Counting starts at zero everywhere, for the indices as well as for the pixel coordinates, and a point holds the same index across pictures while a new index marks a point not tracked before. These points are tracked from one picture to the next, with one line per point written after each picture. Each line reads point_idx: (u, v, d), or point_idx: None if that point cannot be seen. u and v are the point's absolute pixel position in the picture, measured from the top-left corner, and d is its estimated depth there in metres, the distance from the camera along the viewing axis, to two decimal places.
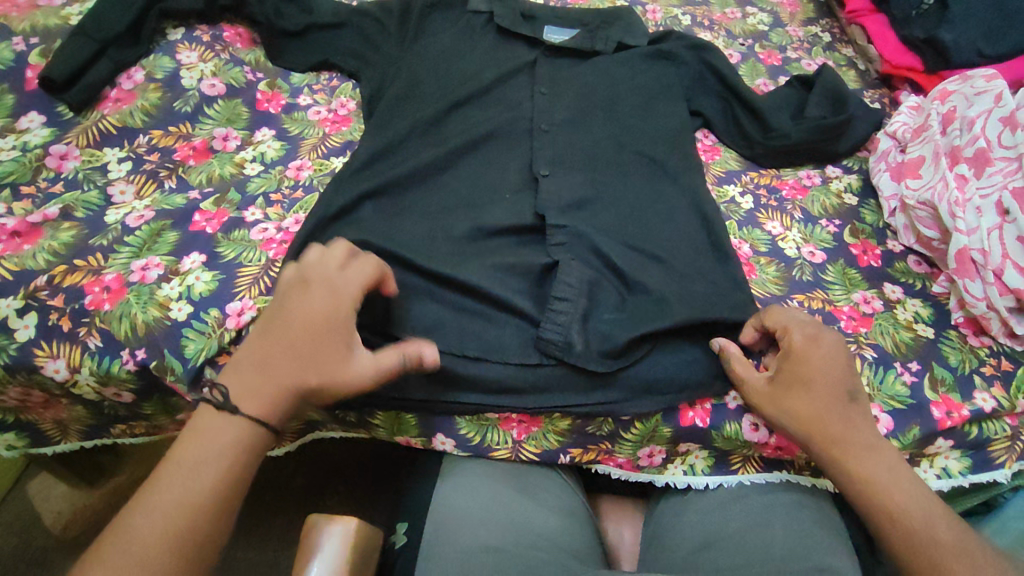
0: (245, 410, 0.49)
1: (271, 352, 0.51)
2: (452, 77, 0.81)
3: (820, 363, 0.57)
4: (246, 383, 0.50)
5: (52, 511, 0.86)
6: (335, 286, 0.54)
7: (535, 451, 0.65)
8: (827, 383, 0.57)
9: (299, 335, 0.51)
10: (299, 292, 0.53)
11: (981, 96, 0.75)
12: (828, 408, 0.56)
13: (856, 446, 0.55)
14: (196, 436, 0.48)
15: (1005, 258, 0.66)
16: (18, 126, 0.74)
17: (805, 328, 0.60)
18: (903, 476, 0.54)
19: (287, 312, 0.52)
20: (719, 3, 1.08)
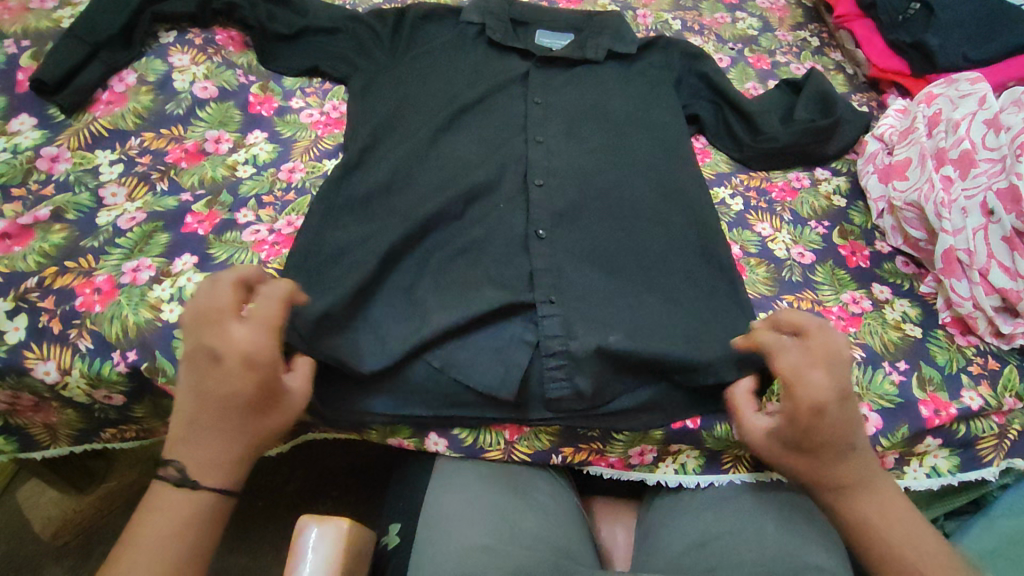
0: (205, 483, 0.50)
1: (207, 425, 0.51)
2: (445, 81, 0.82)
3: (824, 427, 0.53)
4: (199, 455, 0.51)
5: (41, 517, 0.85)
6: (242, 344, 0.50)
7: (527, 451, 0.65)
8: (829, 439, 0.53)
9: (223, 409, 0.50)
10: (209, 361, 0.50)
11: (966, 99, 0.78)
12: (829, 458, 0.54)
13: (851, 491, 0.55)
14: (156, 509, 0.49)
15: (991, 258, 0.68)
16: (9, 128, 0.74)
17: (819, 390, 0.53)
18: (897, 509, 0.54)
19: (207, 387, 0.50)
20: (709, 8, 1.09)
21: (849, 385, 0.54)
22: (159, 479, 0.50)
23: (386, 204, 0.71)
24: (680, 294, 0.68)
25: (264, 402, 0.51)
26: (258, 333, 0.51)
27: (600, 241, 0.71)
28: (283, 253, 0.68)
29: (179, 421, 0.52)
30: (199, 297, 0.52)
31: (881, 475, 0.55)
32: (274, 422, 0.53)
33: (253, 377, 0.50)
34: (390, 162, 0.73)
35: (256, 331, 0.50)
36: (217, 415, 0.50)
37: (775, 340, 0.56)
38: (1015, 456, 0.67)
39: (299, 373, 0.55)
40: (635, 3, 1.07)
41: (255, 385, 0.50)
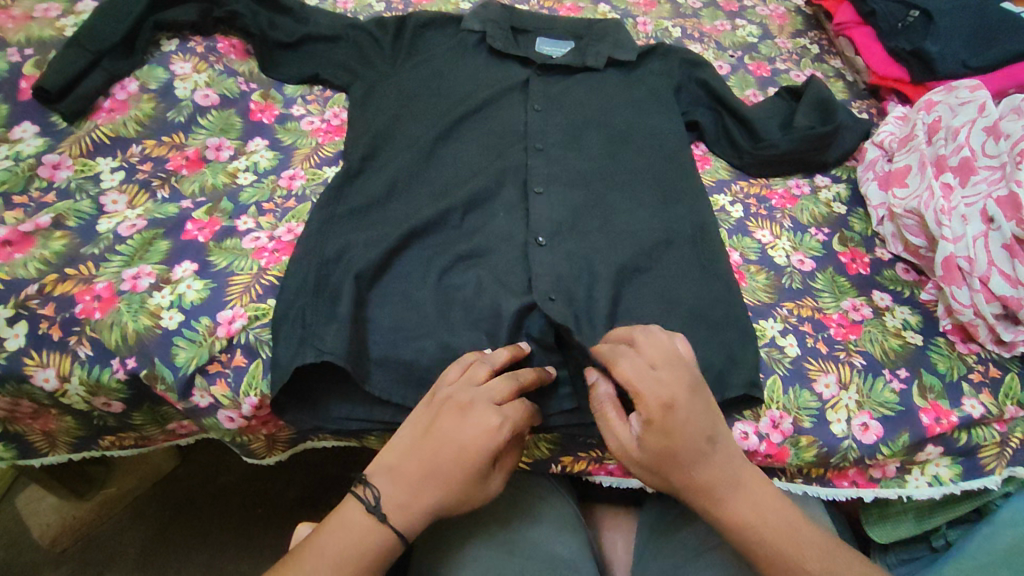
0: (392, 522, 0.51)
1: (415, 468, 0.51)
2: (446, 89, 0.82)
3: (680, 425, 0.52)
4: (396, 495, 0.51)
5: (41, 523, 0.84)
6: (491, 417, 0.51)
7: (526, 461, 0.64)
8: (685, 449, 0.52)
9: (452, 461, 0.50)
10: (455, 417, 0.51)
11: (965, 106, 0.77)
12: (688, 469, 0.53)
13: (721, 489, 0.54)
14: (343, 522, 0.51)
15: (991, 266, 0.67)
16: (11, 136, 0.74)
17: (662, 386, 0.52)
18: (755, 496, 0.54)
19: (438, 440, 0.51)
20: (709, 15, 1.10)
21: (694, 379, 0.54)
22: (353, 496, 0.52)
23: (386, 212, 0.72)
24: (680, 301, 0.68)
25: (483, 469, 0.51)
26: (513, 413, 0.52)
27: (600, 248, 0.70)
28: (282, 260, 0.68)
29: (391, 452, 0.53)
30: (480, 365, 0.55)
31: (743, 467, 0.55)
32: (471, 493, 0.51)
33: (490, 443, 0.51)
34: (390, 170, 0.74)
35: (510, 415, 0.52)
36: (429, 467, 0.51)
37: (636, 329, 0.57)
38: (1017, 465, 0.66)
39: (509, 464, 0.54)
40: (635, 11, 1.07)
41: (470, 453, 0.50)
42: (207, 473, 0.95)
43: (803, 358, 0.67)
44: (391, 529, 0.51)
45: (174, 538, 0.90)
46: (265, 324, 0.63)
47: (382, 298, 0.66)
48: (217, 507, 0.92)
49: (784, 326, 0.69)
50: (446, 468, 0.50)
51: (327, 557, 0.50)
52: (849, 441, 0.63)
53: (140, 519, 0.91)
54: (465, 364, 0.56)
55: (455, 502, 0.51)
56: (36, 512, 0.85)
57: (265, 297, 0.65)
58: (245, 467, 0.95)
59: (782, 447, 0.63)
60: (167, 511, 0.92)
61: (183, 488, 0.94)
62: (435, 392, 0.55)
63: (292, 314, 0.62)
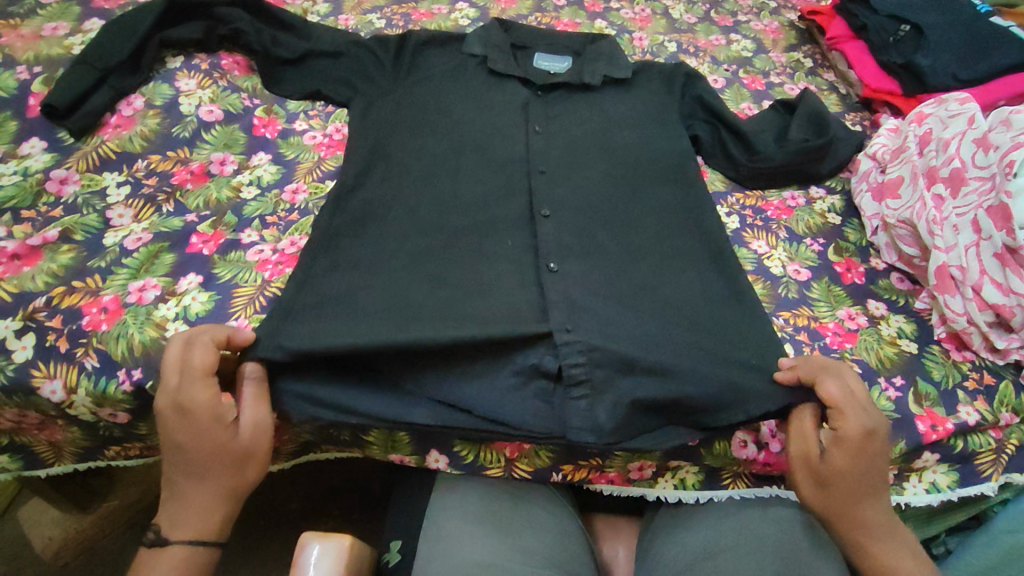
0: (178, 537, 0.55)
1: (172, 475, 0.56)
2: (446, 104, 0.84)
3: (870, 457, 0.56)
4: (170, 512, 0.55)
5: (44, 536, 0.85)
6: (178, 402, 0.54)
7: (527, 469, 0.65)
8: (866, 481, 0.57)
9: (178, 463, 0.55)
10: (165, 426, 0.55)
11: (955, 118, 0.79)
12: (862, 501, 0.57)
13: (878, 529, 0.57)
14: (142, 565, 0.54)
15: (982, 275, 0.69)
16: (19, 152, 0.75)
17: (867, 417, 0.57)
18: (902, 542, 0.58)
19: (169, 437, 0.55)
20: (703, 31, 1.12)
21: (883, 424, 0.59)
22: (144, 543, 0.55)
23: (387, 224, 0.73)
24: (676, 313, 0.69)
25: (217, 446, 0.54)
26: (185, 381, 0.55)
27: (598, 258, 0.72)
28: (286, 272, 0.69)
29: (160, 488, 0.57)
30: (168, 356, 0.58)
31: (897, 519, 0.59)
32: (221, 457, 0.55)
33: (204, 423, 0.54)
34: (391, 186, 0.75)
35: (195, 382, 0.55)
36: (174, 465, 0.55)
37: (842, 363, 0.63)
38: (1013, 471, 0.67)
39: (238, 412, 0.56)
40: (631, 27, 1.09)
41: (192, 437, 0.54)
42: None
43: None
44: (178, 544, 0.54)
45: None
46: None
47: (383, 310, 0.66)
48: None
49: (781, 335, 0.70)
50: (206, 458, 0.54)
51: None
52: None
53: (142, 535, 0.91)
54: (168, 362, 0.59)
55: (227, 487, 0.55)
56: (37, 524, 0.85)
57: (269, 309, 0.66)
58: None
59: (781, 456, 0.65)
60: None
61: None
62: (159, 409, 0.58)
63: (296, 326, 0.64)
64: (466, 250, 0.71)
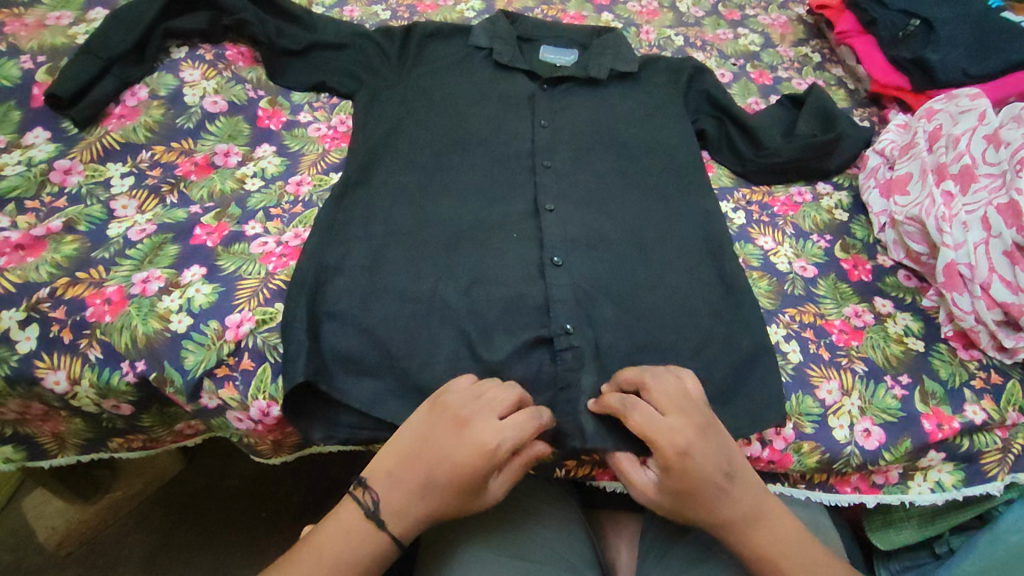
0: (390, 528, 0.53)
1: (408, 472, 0.53)
2: (451, 97, 0.83)
3: (700, 470, 0.53)
4: (391, 501, 0.53)
5: (46, 526, 0.85)
6: (479, 435, 0.52)
7: (530, 464, 0.64)
8: (705, 487, 0.53)
9: (445, 476, 0.52)
10: (452, 433, 0.53)
11: (966, 114, 0.78)
12: (710, 505, 0.54)
13: (739, 524, 0.55)
14: (336, 523, 0.53)
15: (992, 272, 0.68)
16: (23, 141, 0.75)
17: (678, 432, 0.53)
18: (775, 524, 0.56)
19: (443, 447, 0.53)
20: (711, 24, 1.11)
21: (704, 419, 0.55)
22: (353, 498, 0.54)
23: (390, 218, 0.72)
24: (681, 310, 0.69)
25: (471, 487, 0.52)
26: (510, 426, 0.53)
27: (603, 254, 0.71)
28: (290, 265, 0.69)
29: (388, 456, 0.55)
30: (482, 378, 0.57)
31: (766, 499, 0.56)
32: (472, 503, 0.53)
33: (482, 464, 0.51)
34: (395, 180, 0.75)
35: (508, 430, 0.52)
36: (432, 477, 0.52)
37: (625, 398, 0.57)
38: (1019, 471, 0.66)
39: (509, 473, 0.54)
40: (638, 20, 1.08)
41: (458, 461, 0.52)
42: (213, 476, 0.96)
43: (805, 364, 0.68)
44: (389, 535, 0.53)
45: (177, 543, 0.90)
46: (273, 328, 0.64)
47: (387, 304, 0.66)
48: (219, 511, 0.93)
49: (787, 332, 0.70)
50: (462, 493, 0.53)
51: (323, 555, 0.52)
52: (852, 447, 0.64)
53: (145, 524, 0.91)
54: (471, 377, 0.58)
55: (450, 511, 0.53)
56: (41, 516, 0.86)
57: (272, 301, 0.66)
58: (248, 471, 0.96)
59: (785, 453, 0.64)
60: (172, 514, 0.92)
61: (187, 492, 0.94)
62: (438, 399, 0.56)
63: (299, 319, 0.63)
64: (470, 245, 0.70)
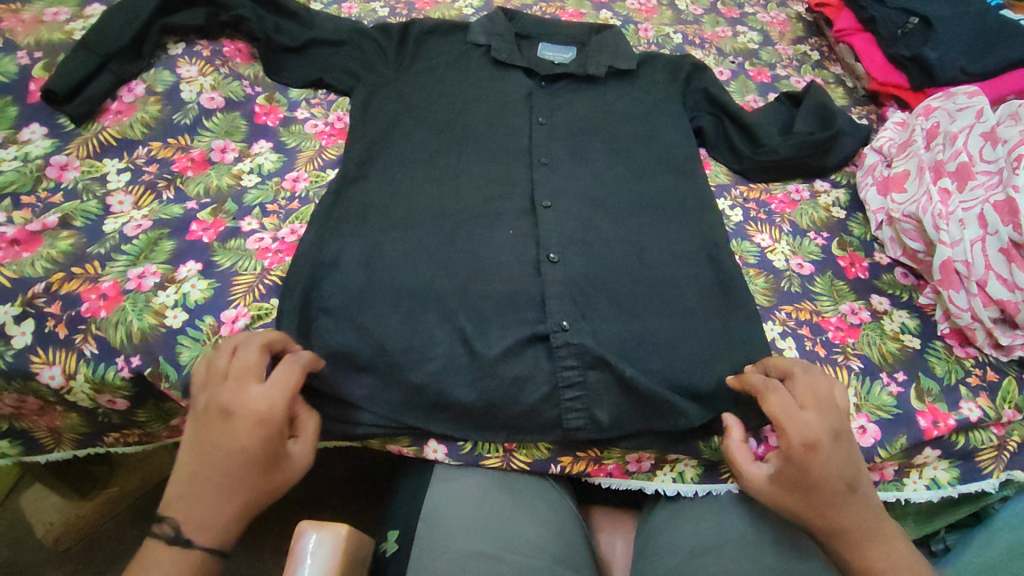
0: (200, 542, 0.50)
1: (207, 479, 0.51)
2: (448, 94, 0.83)
3: (823, 467, 0.54)
4: (197, 514, 0.50)
5: (44, 522, 0.84)
6: (247, 408, 0.51)
7: (526, 460, 0.65)
8: (827, 488, 0.54)
9: (234, 464, 0.50)
10: (217, 424, 0.51)
11: (963, 112, 0.78)
12: (828, 509, 0.54)
13: (856, 536, 0.54)
14: (146, 564, 0.49)
15: (988, 270, 0.67)
16: (20, 137, 0.75)
17: (809, 428, 0.55)
18: (893, 546, 0.54)
19: (217, 439, 0.51)
20: (709, 22, 1.11)
21: (840, 424, 0.57)
22: (152, 537, 0.50)
23: (387, 214, 0.72)
24: (677, 307, 0.69)
25: (268, 459, 0.51)
26: (274, 387, 0.53)
27: (599, 251, 0.71)
28: (286, 261, 0.69)
29: (175, 482, 0.52)
30: (216, 357, 0.55)
31: (881, 518, 0.55)
32: (279, 476, 0.52)
33: (262, 434, 0.51)
34: (392, 177, 0.75)
35: (273, 392, 0.53)
36: (225, 469, 0.50)
37: (764, 381, 0.60)
38: (1015, 468, 0.66)
39: (305, 436, 0.56)
40: (636, 17, 1.08)
41: (235, 442, 0.50)
42: None
43: (801, 360, 0.68)
44: (200, 549, 0.50)
45: None
46: (269, 324, 0.64)
47: (383, 300, 0.66)
48: None
49: (783, 329, 0.70)
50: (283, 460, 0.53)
51: None
52: None
53: (141, 520, 0.92)
54: (206, 363, 0.55)
55: (260, 496, 0.52)
56: (39, 512, 0.84)
57: (268, 297, 0.66)
58: None
59: None
60: None
61: None
62: (194, 403, 0.53)
63: (295, 315, 0.63)
64: (466, 241, 0.70)
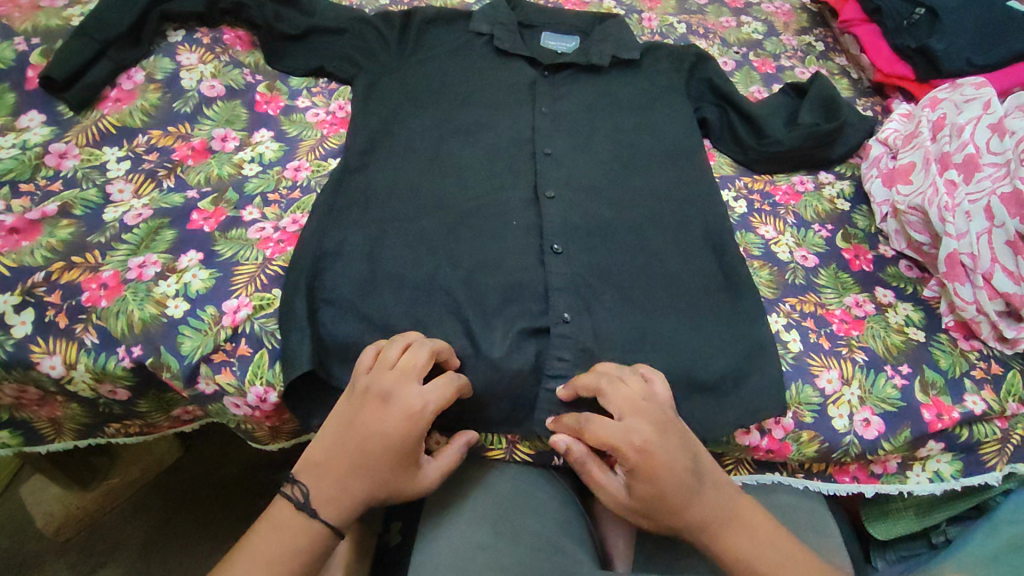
0: (324, 517, 0.51)
1: (346, 461, 0.52)
2: (450, 84, 0.82)
3: (665, 468, 0.52)
4: (328, 491, 0.52)
5: (45, 512, 0.85)
6: (407, 404, 0.52)
7: (528, 452, 0.65)
8: (675, 487, 0.53)
9: (375, 452, 0.51)
10: (372, 409, 0.53)
11: (970, 104, 0.77)
12: (682, 504, 0.53)
13: (714, 526, 0.54)
14: (269, 521, 0.51)
15: (994, 263, 0.68)
16: (18, 125, 0.74)
17: (635, 432, 0.53)
18: (754, 526, 0.55)
19: (367, 425, 0.52)
20: (714, 12, 1.10)
21: (662, 417, 0.55)
22: (282, 498, 0.52)
23: (389, 204, 0.71)
24: (681, 299, 0.68)
25: (407, 460, 0.52)
26: (434, 392, 0.54)
27: (603, 242, 0.71)
28: (287, 251, 0.68)
29: (316, 450, 0.53)
30: (388, 348, 0.56)
31: (737, 499, 0.56)
32: (413, 482, 0.53)
33: (410, 429, 0.52)
34: (394, 167, 0.74)
35: (430, 394, 0.53)
36: (365, 453, 0.51)
37: (601, 380, 0.57)
38: (1017, 461, 0.66)
39: (443, 454, 0.56)
40: (640, 6, 1.07)
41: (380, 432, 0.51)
42: (211, 464, 0.95)
43: (806, 353, 0.67)
44: (322, 524, 0.51)
45: (175, 530, 0.90)
46: (270, 315, 0.64)
47: (385, 291, 0.65)
48: (216, 498, 0.93)
49: (787, 321, 0.70)
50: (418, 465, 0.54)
51: (257, 556, 0.49)
52: (851, 436, 0.63)
53: (142, 512, 0.91)
54: (375, 352, 0.57)
55: (388, 491, 0.52)
56: (40, 501, 0.85)
57: (270, 287, 0.65)
58: (246, 460, 0.96)
59: (784, 442, 0.64)
60: (170, 503, 0.92)
61: (185, 480, 0.94)
62: (353, 383, 0.55)
63: (297, 306, 0.63)
64: (469, 232, 0.70)
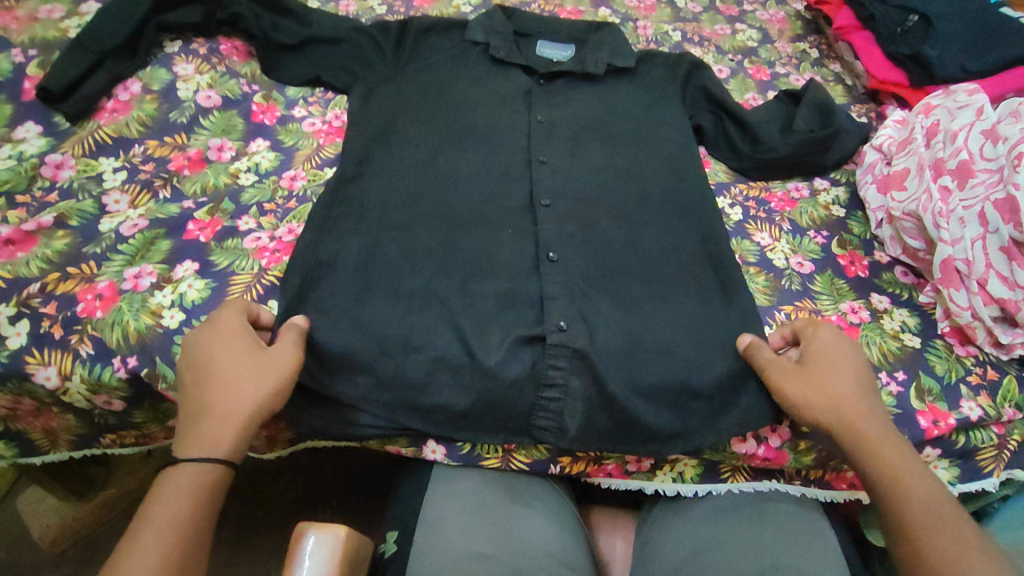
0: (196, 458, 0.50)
1: (201, 401, 0.53)
2: (446, 92, 0.82)
3: (827, 349, 0.61)
4: (193, 435, 0.51)
5: (41, 524, 0.85)
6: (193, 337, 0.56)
7: (525, 460, 0.65)
8: (833, 368, 0.60)
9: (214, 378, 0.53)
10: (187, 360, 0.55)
11: (963, 109, 0.78)
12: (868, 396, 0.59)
13: (857, 419, 0.58)
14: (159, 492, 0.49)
15: (989, 268, 0.68)
16: (14, 136, 0.75)
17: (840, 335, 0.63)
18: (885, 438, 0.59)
19: (191, 369, 0.55)
20: (708, 19, 1.11)
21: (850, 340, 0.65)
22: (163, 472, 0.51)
23: (385, 214, 0.72)
24: (677, 306, 0.68)
25: (239, 370, 0.54)
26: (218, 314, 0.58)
27: (598, 251, 0.71)
28: (283, 260, 0.69)
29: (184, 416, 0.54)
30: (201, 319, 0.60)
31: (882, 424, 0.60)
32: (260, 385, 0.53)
33: (211, 350, 0.55)
34: (390, 176, 0.75)
35: (223, 316, 0.57)
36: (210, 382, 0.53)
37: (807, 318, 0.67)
38: (1014, 467, 0.67)
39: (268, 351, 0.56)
40: (635, 15, 1.08)
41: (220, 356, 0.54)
42: None
43: None
44: (193, 464, 0.50)
45: None
46: None
47: (381, 300, 0.65)
48: None
49: None
50: (238, 398, 0.53)
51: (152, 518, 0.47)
52: None
53: None
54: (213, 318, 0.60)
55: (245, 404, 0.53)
56: (37, 513, 0.86)
57: (266, 297, 0.65)
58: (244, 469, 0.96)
59: (780, 450, 0.64)
60: None
61: None
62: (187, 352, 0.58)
63: (292, 316, 0.63)
64: (465, 241, 0.70)
